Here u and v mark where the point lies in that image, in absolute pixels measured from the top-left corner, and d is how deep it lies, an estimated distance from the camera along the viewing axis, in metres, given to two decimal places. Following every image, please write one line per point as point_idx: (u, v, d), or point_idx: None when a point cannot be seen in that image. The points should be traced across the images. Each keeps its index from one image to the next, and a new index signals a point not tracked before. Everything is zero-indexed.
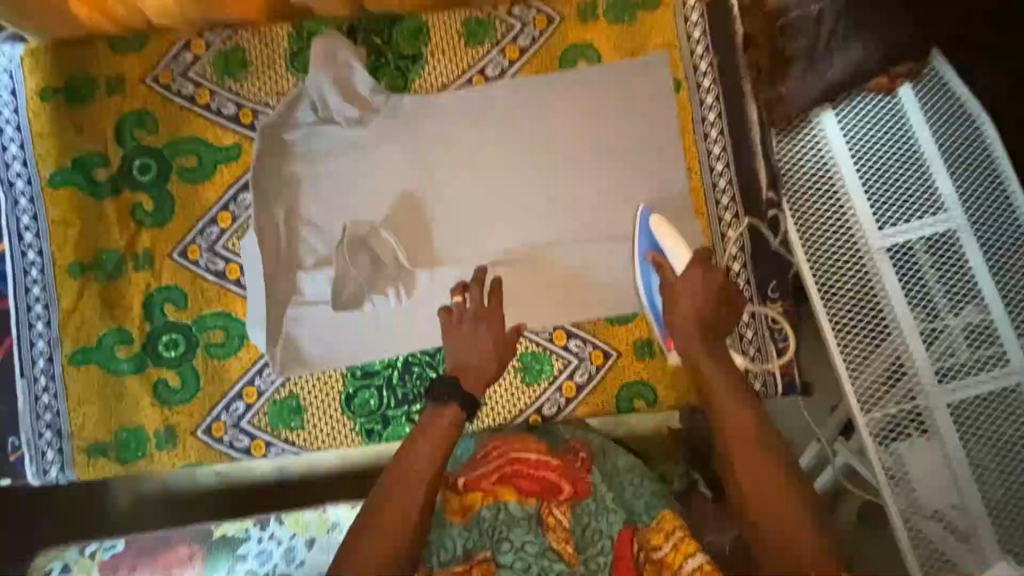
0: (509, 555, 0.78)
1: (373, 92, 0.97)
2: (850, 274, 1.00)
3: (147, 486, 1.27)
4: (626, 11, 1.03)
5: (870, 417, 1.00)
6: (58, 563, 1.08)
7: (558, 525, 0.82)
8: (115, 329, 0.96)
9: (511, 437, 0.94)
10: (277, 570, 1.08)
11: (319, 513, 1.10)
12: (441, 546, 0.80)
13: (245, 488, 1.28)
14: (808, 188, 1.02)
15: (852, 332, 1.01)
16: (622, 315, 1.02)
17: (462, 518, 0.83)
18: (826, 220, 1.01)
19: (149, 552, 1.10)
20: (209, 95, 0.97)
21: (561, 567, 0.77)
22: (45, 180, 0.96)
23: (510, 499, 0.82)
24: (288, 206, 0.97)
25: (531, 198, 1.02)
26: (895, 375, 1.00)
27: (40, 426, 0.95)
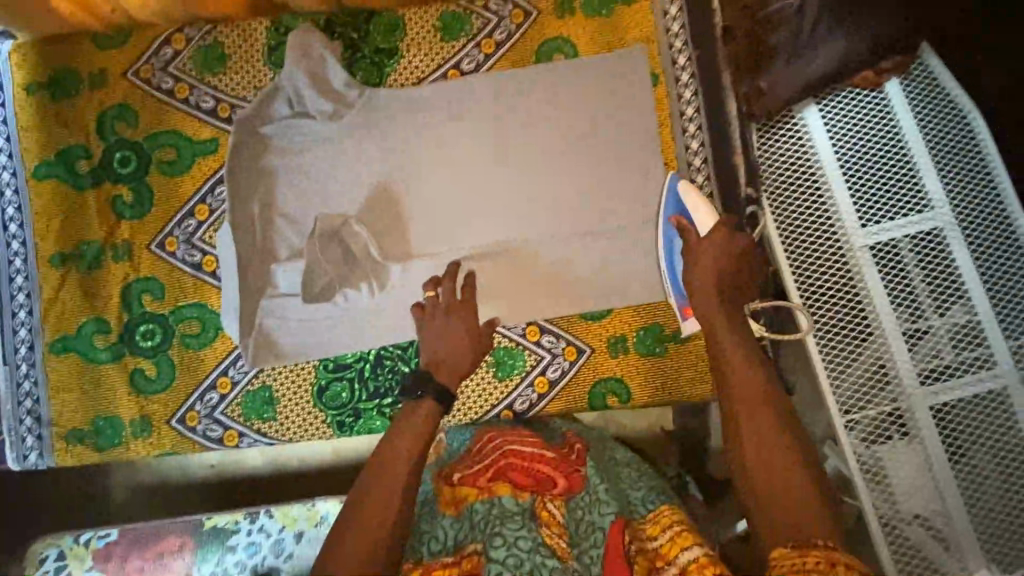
0: (501, 551, 0.74)
1: (348, 86, 0.98)
2: (831, 272, 0.98)
3: (141, 476, 1.32)
4: (605, 4, 1.02)
5: (849, 420, 0.98)
6: (53, 550, 1.12)
7: (552, 520, 0.80)
8: (94, 318, 0.98)
9: (488, 429, 0.96)
10: (265, 563, 1.11)
11: (309, 506, 1.13)
12: (435, 538, 0.81)
13: (233, 481, 1.32)
14: (791, 184, 1.00)
15: (831, 331, 0.99)
16: (596, 311, 1.01)
17: (455, 513, 0.83)
18: (808, 217, 0.99)
19: (139, 540, 1.13)
20: (188, 90, 0.99)
21: (553, 562, 0.73)
22: (29, 172, 0.99)
23: (503, 493, 0.82)
24: (264, 200, 0.98)
25: (509, 192, 1.01)
26: (876, 377, 0.98)
27: (21, 412, 0.97)
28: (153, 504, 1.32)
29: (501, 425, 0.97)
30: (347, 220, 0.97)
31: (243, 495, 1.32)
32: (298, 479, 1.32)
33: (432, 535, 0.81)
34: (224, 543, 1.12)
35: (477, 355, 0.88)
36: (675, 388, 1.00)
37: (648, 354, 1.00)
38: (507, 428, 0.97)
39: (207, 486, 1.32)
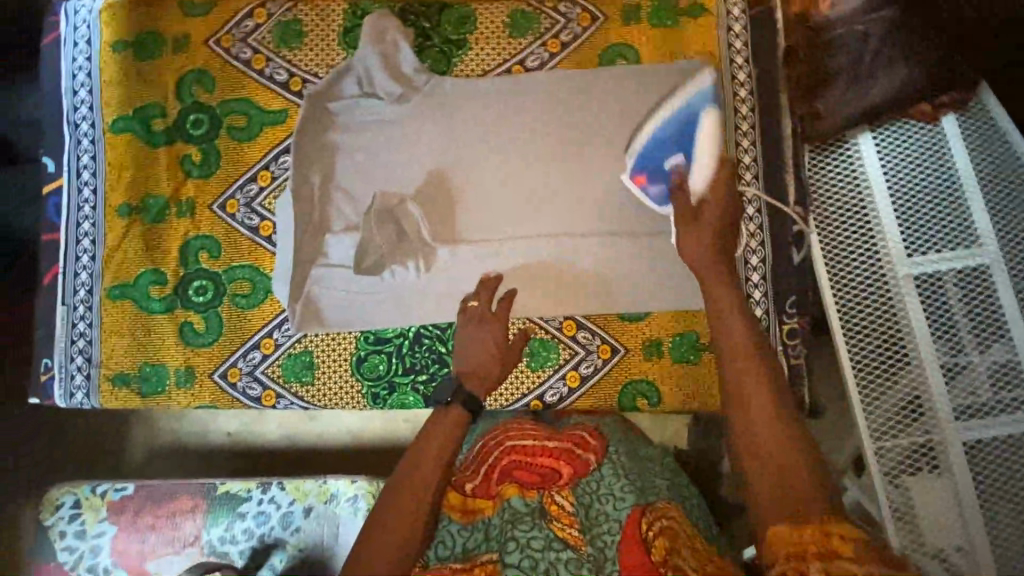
0: (515, 555, 0.78)
1: (417, 71, 1.01)
2: (872, 299, 0.98)
3: (168, 433, 1.36)
4: (671, 16, 1.04)
5: (880, 448, 0.98)
6: (71, 498, 1.15)
7: (561, 513, 0.83)
8: (152, 269, 1.02)
9: (497, 427, 0.98)
10: (272, 533, 1.15)
11: (320, 483, 1.16)
12: (443, 542, 0.87)
13: (250, 451, 1.36)
14: (839, 208, 1.01)
15: (868, 358, 0.99)
16: (635, 312, 1.01)
17: (468, 522, 0.88)
18: (854, 242, 1.00)
19: (153, 497, 1.16)
20: (264, 62, 1.04)
21: (567, 555, 0.78)
22: (107, 125, 1.04)
23: (511, 497, 0.85)
24: (325, 173, 1.02)
25: (559, 191, 1.03)
26: (911, 408, 0.97)
27: (73, 351, 1.01)
28: (174, 462, 1.36)
29: (502, 424, 0.99)
30: (402, 201, 1.00)
31: (258, 467, 1.36)
32: (319, 457, 1.35)
33: (441, 539, 0.88)
34: (235, 509, 1.15)
35: (506, 364, 0.91)
36: (707, 395, 1.01)
37: (682, 361, 1.01)
38: (529, 421, 0.99)
39: (227, 455, 1.36)
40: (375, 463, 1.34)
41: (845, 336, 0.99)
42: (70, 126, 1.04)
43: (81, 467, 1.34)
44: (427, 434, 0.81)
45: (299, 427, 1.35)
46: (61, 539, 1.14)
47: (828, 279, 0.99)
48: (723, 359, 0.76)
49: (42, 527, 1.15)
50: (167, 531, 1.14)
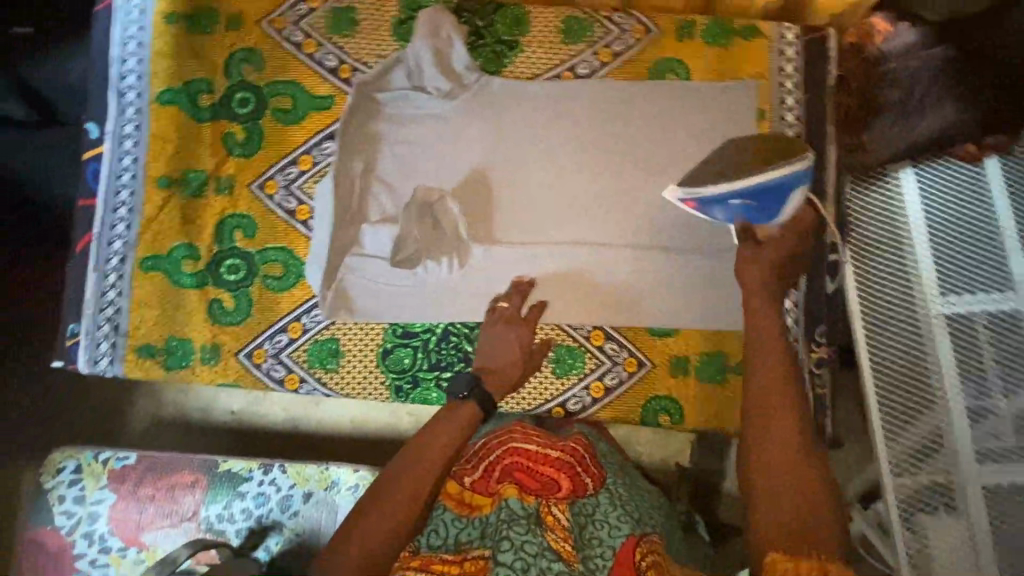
0: (508, 555, 0.75)
1: (468, 69, 1.01)
2: (901, 337, 0.98)
3: (178, 407, 1.35)
4: (724, 35, 1.03)
5: (899, 484, 0.98)
6: (72, 463, 1.15)
7: (556, 524, 0.80)
8: (186, 244, 1.02)
9: (501, 427, 0.95)
10: (269, 515, 1.15)
11: (322, 469, 1.17)
12: (435, 531, 0.83)
13: (252, 432, 1.35)
14: (876, 244, 1.01)
15: (894, 394, 0.99)
16: (664, 328, 1.02)
17: (464, 514, 0.84)
18: (887, 277, 1.00)
19: (156, 468, 1.17)
20: (315, 46, 1.03)
21: (559, 566, 0.74)
22: (154, 96, 1.04)
23: (510, 497, 0.82)
24: (367, 162, 1.02)
25: (596, 200, 1.03)
26: (931, 446, 0.97)
27: (101, 319, 1.01)
28: (178, 436, 1.35)
29: (505, 425, 0.96)
30: (441, 197, 0.99)
31: (258, 448, 1.35)
32: (323, 443, 1.35)
33: (434, 527, 0.83)
34: (235, 488, 1.15)
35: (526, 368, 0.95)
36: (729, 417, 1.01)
37: (708, 380, 1.01)
38: (534, 426, 0.96)
39: (225, 434, 1.35)
40: (378, 454, 1.34)
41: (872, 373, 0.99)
42: (116, 94, 1.03)
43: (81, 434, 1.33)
44: (431, 428, 0.85)
45: (303, 411, 1.35)
46: (61, 503, 1.14)
47: (859, 312, 1.00)
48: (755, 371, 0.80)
49: (41, 490, 1.15)
50: (166, 504, 1.14)
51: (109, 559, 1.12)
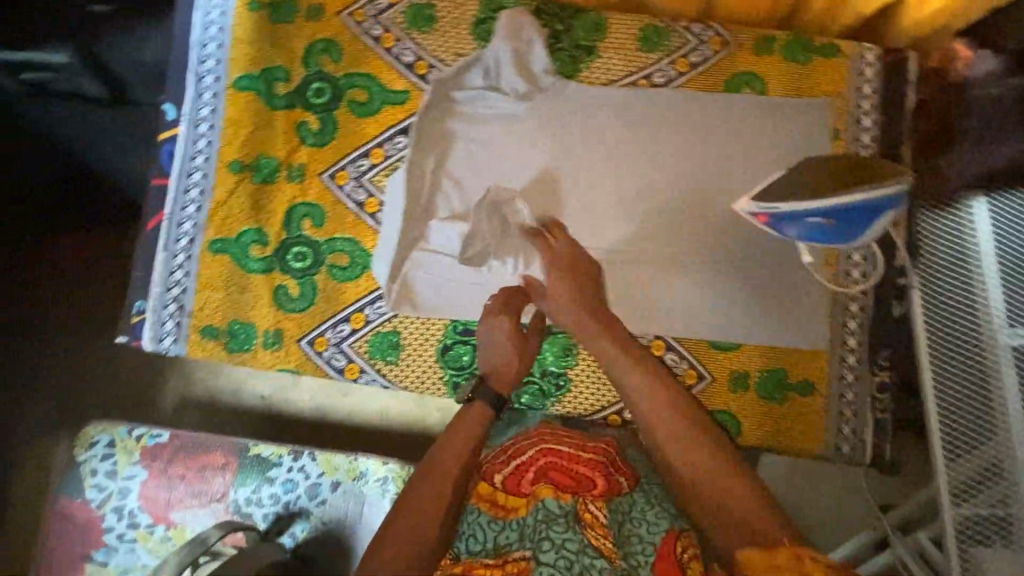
0: (550, 554, 0.75)
1: (545, 72, 1.01)
2: (966, 362, 0.93)
3: (221, 389, 1.37)
4: (804, 52, 1.03)
5: (960, 516, 0.92)
6: (106, 437, 1.17)
7: (594, 521, 0.79)
8: (256, 229, 1.03)
9: (528, 430, 0.93)
10: (297, 502, 1.16)
11: (351, 460, 1.17)
12: (473, 536, 0.81)
13: (280, 418, 1.36)
14: (945, 264, 0.95)
15: (956, 422, 0.93)
16: (727, 341, 1.01)
17: (499, 516, 0.82)
18: (955, 300, 0.94)
19: (188, 448, 1.17)
20: (393, 41, 1.04)
21: (602, 564, 0.74)
22: (231, 81, 1.05)
23: (546, 497, 0.80)
24: (438, 158, 1.03)
25: (662, 209, 1.02)
26: (993, 481, 0.90)
27: (167, 297, 1.02)
28: (209, 418, 1.36)
29: (532, 428, 0.93)
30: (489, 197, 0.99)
31: (285, 434, 1.36)
32: (346, 434, 1.35)
33: (471, 532, 0.82)
34: (264, 473, 1.16)
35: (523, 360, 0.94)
36: (786, 435, 1.01)
37: (767, 397, 1.01)
38: (562, 428, 0.94)
39: (254, 417, 1.36)
40: (403, 447, 1.34)
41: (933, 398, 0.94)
42: (194, 77, 1.04)
43: (124, 409, 1.36)
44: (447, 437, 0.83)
45: (331, 400, 1.36)
46: (92, 477, 1.15)
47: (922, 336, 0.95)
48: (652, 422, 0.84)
49: (75, 462, 1.16)
50: (195, 484, 1.14)
51: (137, 534, 1.13)
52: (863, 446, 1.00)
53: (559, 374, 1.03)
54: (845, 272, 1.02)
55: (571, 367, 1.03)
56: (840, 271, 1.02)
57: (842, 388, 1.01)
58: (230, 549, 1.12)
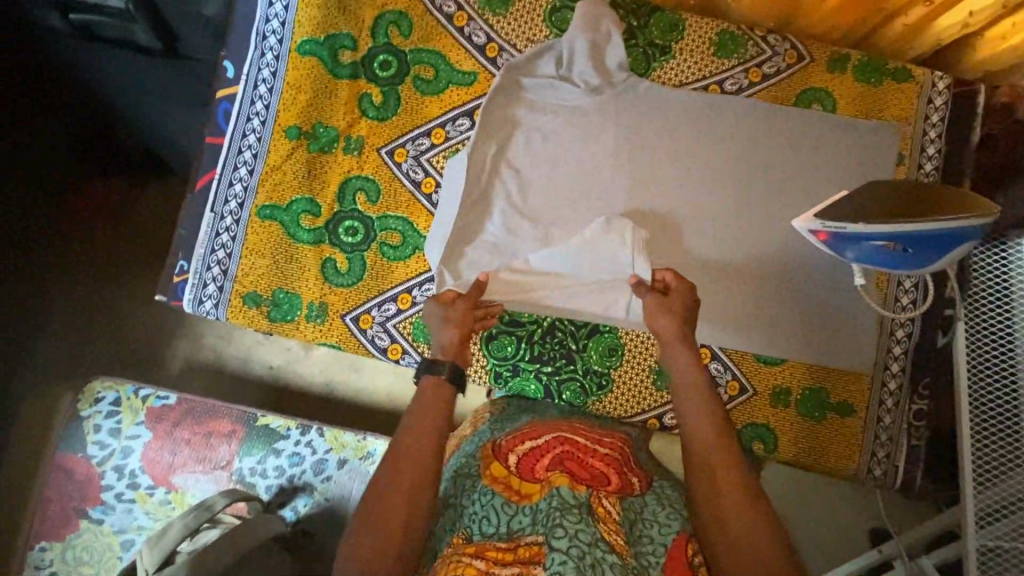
0: (562, 542, 0.64)
1: (619, 68, 1.00)
2: (1003, 387, 0.90)
3: (235, 356, 1.33)
4: (876, 75, 1.02)
5: (981, 544, 0.88)
6: (111, 394, 1.14)
7: (608, 517, 0.71)
8: (308, 198, 1.01)
9: (545, 421, 0.87)
10: (303, 476, 1.14)
11: (359, 438, 1.15)
12: (487, 518, 0.73)
13: (288, 391, 1.33)
14: (992, 293, 0.94)
15: (990, 443, 0.90)
16: (770, 356, 1.02)
17: (512, 500, 0.74)
18: (999, 325, 0.92)
19: (195, 413, 1.14)
20: (466, 20, 1.02)
21: (613, 559, 0.65)
22: (295, 45, 1.02)
23: (560, 484, 0.71)
24: (501, 144, 1.01)
25: (721, 216, 1.01)
26: (1019, 514, 0.86)
27: (211, 260, 1.01)
28: (219, 383, 1.33)
29: (550, 419, 0.89)
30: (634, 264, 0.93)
31: (292, 405, 1.33)
32: (355, 411, 1.32)
33: (483, 514, 0.74)
34: (271, 444, 1.14)
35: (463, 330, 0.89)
36: (819, 454, 1.02)
37: (804, 414, 1.02)
38: (579, 422, 0.89)
39: (263, 387, 1.33)
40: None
41: (969, 413, 0.91)
42: (258, 37, 1.02)
43: (135, 364, 1.33)
44: (422, 419, 0.79)
45: (342, 375, 1.32)
46: (95, 433, 1.12)
47: (963, 355, 0.93)
48: (701, 438, 0.78)
49: (77, 417, 1.13)
50: (200, 450, 1.12)
51: (136, 495, 1.10)
52: (894, 471, 1.02)
53: (602, 373, 1.03)
54: (894, 297, 1.02)
55: (614, 367, 1.03)
56: (889, 297, 1.02)
57: (880, 413, 1.02)
58: (230, 518, 1.08)
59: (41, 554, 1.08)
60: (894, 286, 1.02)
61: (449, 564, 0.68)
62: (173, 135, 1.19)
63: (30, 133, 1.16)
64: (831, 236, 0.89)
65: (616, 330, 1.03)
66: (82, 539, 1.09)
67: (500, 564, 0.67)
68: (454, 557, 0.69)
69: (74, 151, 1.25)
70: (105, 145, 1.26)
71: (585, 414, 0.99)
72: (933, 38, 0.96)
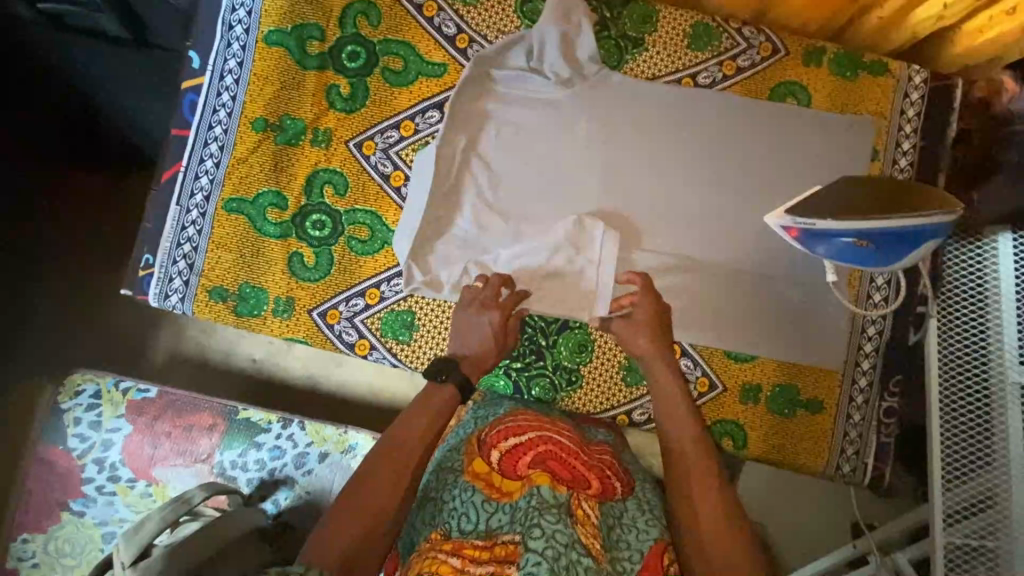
0: (539, 543, 0.65)
1: (591, 59, 0.98)
2: (968, 392, 0.90)
3: (211, 348, 1.32)
4: (853, 68, 1.01)
5: (949, 541, 0.87)
6: (92, 387, 1.13)
7: (586, 520, 0.72)
8: (275, 191, 1.00)
9: (534, 415, 0.86)
10: (282, 469, 1.13)
11: (341, 432, 1.15)
12: (465, 515, 0.73)
13: (268, 383, 1.32)
14: (962, 295, 0.93)
15: (956, 444, 0.89)
16: (743, 353, 1.01)
17: (493, 497, 0.75)
18: (967, 330, 0.91)
19: (175, 407, 1.14)
20: (436, 10, 1.00)
21: (588, 562, 0.66)
22: (261, 35, 1.00)
23: (541, 483, 0.72)
24: (470, 137, 1.00)
25: (695, 212, 1.00)
26: (986, 512, 0.86)
27: (178, 254, 1.00)
28: (200, 375, 1.32)
29: (522, 413, 0.88)
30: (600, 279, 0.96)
31: (272, 398, 1.32)
32: (335, 408, 1.31)
33: (462, 510, 0.74)
34: (251, 438, 1.14)
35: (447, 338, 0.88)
36: (790, 451, 1.02)
37: (775, 411, 1.02)
38: (553, 418, 0.89)
39: (243, 380, 1.32)
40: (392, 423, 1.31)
41: (939, 415, 0.90)
42: (224, 27, 1.00)
43: (114, 357, 1.32)
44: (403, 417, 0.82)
45: (322, 371, 1.31)
46: (76, 426, 1.11)
47: (937, 357, 0.92)
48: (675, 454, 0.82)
49: (57, 409, 1.12)
50: (181, 443, 1.12)
51: (117, 488, 1.10)
52: (863, 468, 1.02)
53: (571, 370, 1.02)
54: (867, 294, 1.01)
55: (584, 363, 1.02)
56: (861, 294, 1.01)
57: (850, 410, 1.02)
58: (211, 511, 1.09)
59: (23, 546, 1.08)
60: (866, 283, 1.01)
61: (425, 561, 0.68)
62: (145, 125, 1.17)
63: (31, 128, 1.18)
64: (800, 237, 0.88)
65: (586, 326, 1.02)
66: (63, 531, 1.08)
67: (476, 561, 0.68)
68: (431, 553, 0.69)
69: (80, 150, 1.25)
70: (103, 146, 1.24)
71: (554, 410, 0.99)
72: (910, 31, 0.94)
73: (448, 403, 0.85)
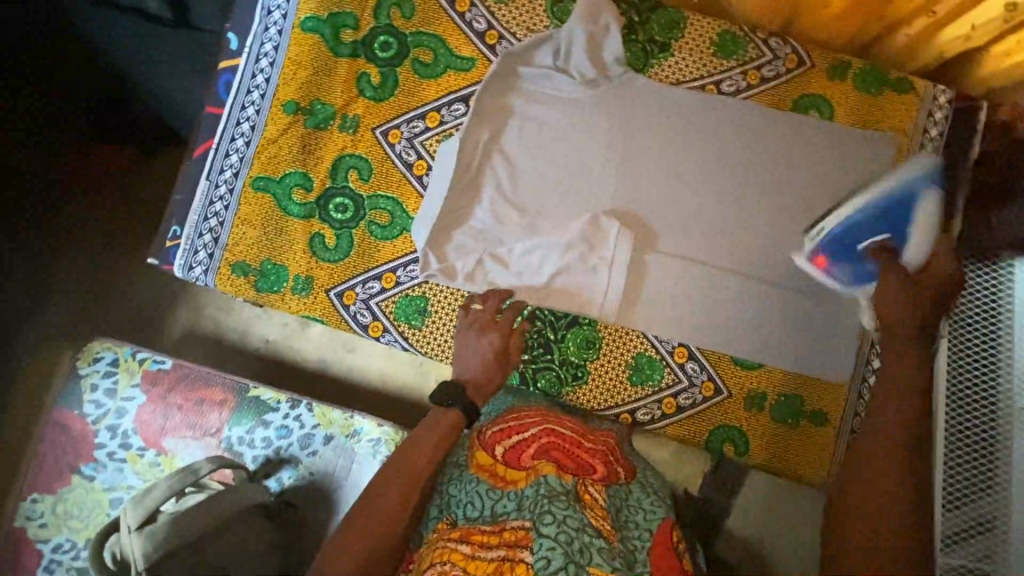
0: (551, 528, 0.66)
1: (616, 61, 1.00)
2: (976, 418, 0.89)
3: (228, 324, 1.36)
4: (876, 85, 1.02)
5: (945, 562, 0.89)
6: (110, 355, 1.17)
7: (593, 503, 0.74)
8: (301, 173, 1.03)
9: (533, 408, 0.89)
10: (289, 448, 1.15)
11: (347, 416, 1.16)
12: (471, 503, 0.76)
13: (282, 363, 1.35)
14: (974, 319, 0.91)
15: (960, 468, 0.89)
16: (750, 361, 1.02)
17: (497, 486, 0.77)
18: (977, 356, 0.90)
19: (188, 380, 1.17)
20: (468, 6, 1.02)
21: (600, 544, 0.67)
22: (298, 21, 1.03)
23: (548, 473, 0.74)
24: (493, 131, 1.02)
25: (710, 218, 1.01)
26: (985, 536, 0.87)
27: (204, 227, 1.03)
28: (217, 351, 1.36)
29: (530, 407, 0.90)
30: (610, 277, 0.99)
31: (285, 376, 1.35)
32: (345, 391, 1.34)
33: (468, 499, 0.77)
34: (260, 415, 1.16)
35: None
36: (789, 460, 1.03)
37: (778, 419, 1.03)
38: (557, 411, 0.91)
39: (259, 358, 1.36)
40: (401, 411, 1.33)
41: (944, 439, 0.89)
42: (263, 12, 1.03)
43: (133, 328, 1.36)
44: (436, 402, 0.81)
45: (335, 354, 1.34)
46: (92, 392, 1.15)
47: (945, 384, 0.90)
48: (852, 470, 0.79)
49: (76, 375, 1.16)
50: (193, 415, 1.15)
51: (127, 455, 1.13)
52: None
53: (579, 365, 1.04)
54: None
55: (591, 360, 1.04)
56: None
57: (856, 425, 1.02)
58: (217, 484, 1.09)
59: (32, 506, 1.12)
60: None
61: (436, 551, 0.70)
62: (179, 104, 1.21)
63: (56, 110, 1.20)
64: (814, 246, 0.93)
65: (595, 323, 1.03)
66: (73, 493, 1.12)
67: (485, 547, 0.69)
68: (441, 544, 0.71)
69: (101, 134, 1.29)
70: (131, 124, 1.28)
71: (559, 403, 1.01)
72: (937, 52, 0.95)
73: (454, 397, 0.87)
